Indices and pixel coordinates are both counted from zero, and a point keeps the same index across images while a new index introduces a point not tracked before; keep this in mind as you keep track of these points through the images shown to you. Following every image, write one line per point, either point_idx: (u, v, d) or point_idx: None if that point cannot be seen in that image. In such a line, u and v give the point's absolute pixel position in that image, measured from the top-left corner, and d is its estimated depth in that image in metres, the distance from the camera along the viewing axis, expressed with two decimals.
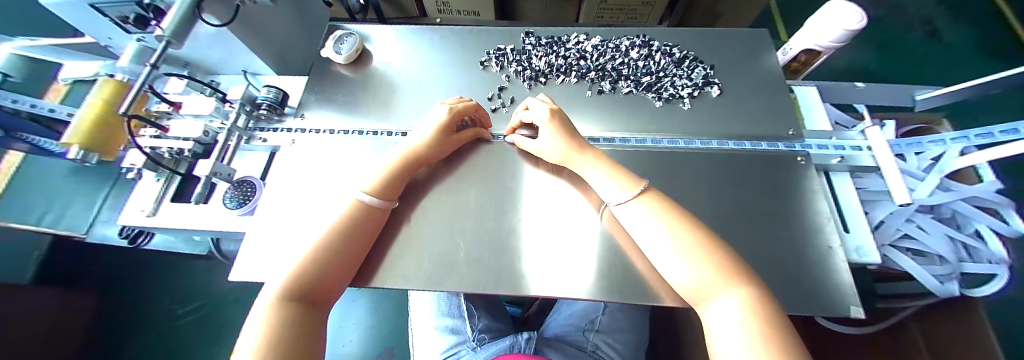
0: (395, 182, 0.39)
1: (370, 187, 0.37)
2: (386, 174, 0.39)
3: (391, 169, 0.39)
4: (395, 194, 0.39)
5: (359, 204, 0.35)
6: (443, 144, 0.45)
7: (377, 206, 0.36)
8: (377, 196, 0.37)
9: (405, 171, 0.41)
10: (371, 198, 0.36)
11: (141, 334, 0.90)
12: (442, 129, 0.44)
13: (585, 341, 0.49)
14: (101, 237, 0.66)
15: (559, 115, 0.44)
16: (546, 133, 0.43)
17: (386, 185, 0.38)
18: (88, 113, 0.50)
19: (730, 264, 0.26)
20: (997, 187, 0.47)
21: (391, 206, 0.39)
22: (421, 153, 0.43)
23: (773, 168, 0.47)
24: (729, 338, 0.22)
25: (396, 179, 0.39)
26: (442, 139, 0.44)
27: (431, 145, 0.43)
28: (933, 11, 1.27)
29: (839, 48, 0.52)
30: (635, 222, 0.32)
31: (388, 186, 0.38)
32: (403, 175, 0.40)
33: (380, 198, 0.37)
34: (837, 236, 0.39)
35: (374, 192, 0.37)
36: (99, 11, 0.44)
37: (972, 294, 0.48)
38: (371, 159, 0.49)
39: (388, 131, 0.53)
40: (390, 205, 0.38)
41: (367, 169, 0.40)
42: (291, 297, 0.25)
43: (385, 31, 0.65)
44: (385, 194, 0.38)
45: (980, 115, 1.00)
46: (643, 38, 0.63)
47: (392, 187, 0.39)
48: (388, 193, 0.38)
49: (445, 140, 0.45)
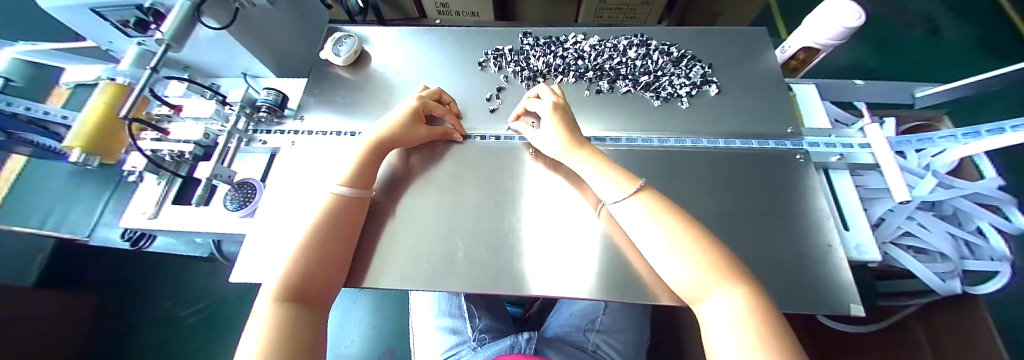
0: (365, 171, 0.39)
1: (343, 179, 0.37)
2: (357, 166, 0.39)
3: (360, 158, 0.40)
4: (371, 183, 0.40)
5: (336, 197, 0.35)
6: (414, 133, 0.46)
7: (349, 195, 0.36)
8: (351, 186, 0.37)
9: (371, 158, 0.40)
10: (345, 188, 0.36)
11: (144, 336, 0.91)
12: (410, 115, 0.45)
13: (586, 341, 0.49)
14: (104, 239, 0.66)
15: (562, 110, 0.44)
16: (548, 125, 0.43)
17: (357, 174, 0.38)
18: (89, 117, 0.50)
19: (725, 263, 0.26)
20: (998, 184, 0.46)
21: (368, 195, 0.40)
22: (391, 138, 0.43)
23: (771, 166, 0.46)
24: (724, 338, 0.22)
25: (364, 169, 0.39)
26: (412, 126, 0.46)
27: (402, 131, 0.44)
28: (934, 8, 1.26)
29: (838, 45, 0.52)
30: (631, 220, 0.33)
31: (359, 174, 0.38)
32: (374, 161, 0.41)
33: (354, 187, 0.37)
34: (837, 234, 0.39)
35: (347, 183, 0.37)
36: (99, 15, 0.45)
37: (974, 291, 0.48)
38: (346, 154, 0.49)
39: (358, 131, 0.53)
40: (367, 193, 0.39)
41: (341, 164, 0.41)
42: (287, 298, 0.26)
43: (384, 32, 0.65)
44: (358, 182, 0.38)
45: (982, 112, 0.99)
46: (641, 38, 0.63)
47: (361, 175, 0.39)
48: (360, 183, 0.38)
49: (415, 128, 0.46)
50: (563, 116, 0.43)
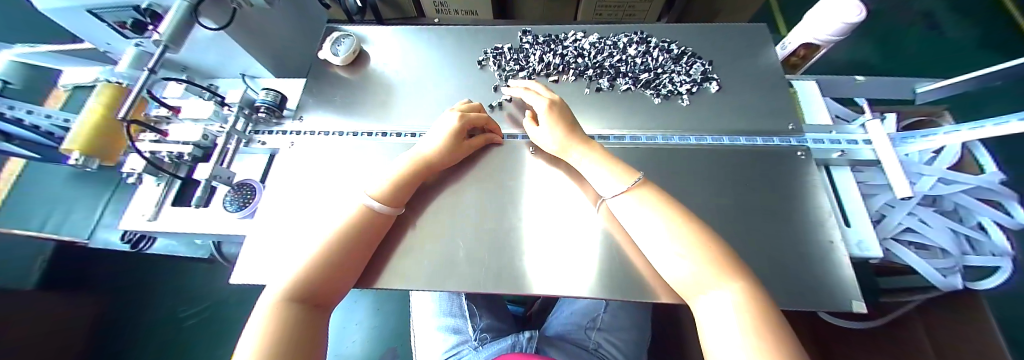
0: (404, 190, 0.39)
1: (377, 192, 0.37)
2: (396, 182, 0.38)
3: (402, 175, 0.39)
4: (402, 202, 0.39)
5: (366, 209, 0.35)
6: (453, 152, 0.45)
7: (383, 212, 0.36)
8: (385, 203, 0.37)
9: (412, 180, 0.40)
10: (379, 204, 0.36)
11: (143, 337, 0.91)
12: (454, 135, 0.44)
13: (587, 339, 0.50)
14: (104, 242, 0.66)
15: (558, 106, 0.44)
16: (544, 122, 0.43)
17: (394, 191, 0.38)
18: (88, 118, 0.50)
19: (724, 260, 0.26)
20: (1001, 178, 0.46)
21: (398, 212, 0.39)
22: (431, 159, 0.43)
23: (774, 163, 0.46)
24: (724, 335, 0.21)
25: (400, 188, 0.39)
26: (453, 147, 0.45)
27: (443, 151, 0.44)
28: (935, 5, 1.26)
29: (838, 41, 0.52)
30: (626, 213, 0.33)
31: (395, 192, 0.38)
32: (412, 181, 0.40)
33: (386, 203, 0.37)
34: (838, 230, 0.39)
35: (381, 198, 0.37)
36: (96, 17, 0.44)
37: (975, 286, 0.48)
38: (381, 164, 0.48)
39: (387, 132, 0.53)
40: (396, 211, 0.38)
41: (381, 173, 0.40)
42: (292, 298, 0.25)
43: (384, 32, 0.65)
44: (392, 200, 0.38)
45: (983, 108, 0.99)
46: (641, 35, 0.63)
47: (398, 195, 0.38)
48: (395, 201, 0.38)
49: (457, 146, 0.45)
50: (558, 113, 0.43)
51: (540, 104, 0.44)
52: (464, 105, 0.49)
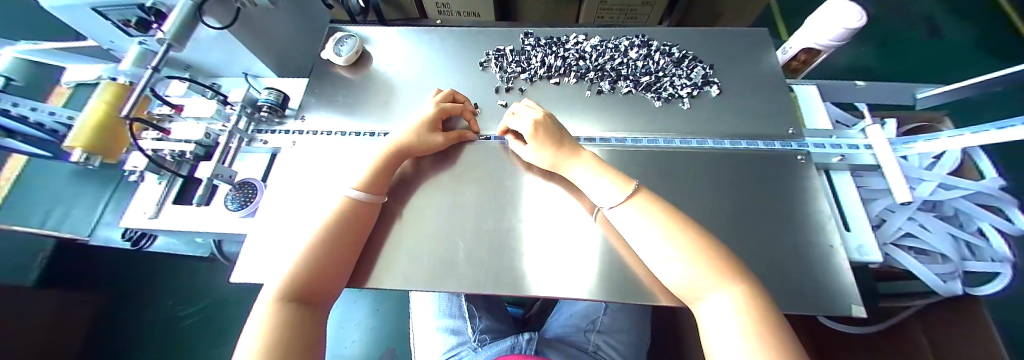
0: (381, 177, 0.40)
1: (358, 183, 0.37)
2: (373, 170, 0.39)
3: (378, 163, 0.40)
4: (384, 190, 0.40)
5: (349, 201, 0.35)
6: (431, 139, 0.46)
7: (366, 201, 0.37)
8: (365, 191, 0.37)
9: (388, 164, 0.41)
10: (359, 193, 0.36)
11: (143, 336, 0.90)
12: (425, 123, 0.46)
13: (586, 341, 0.50)
14: (104, 239, 0.67)
15: (543, 125, 0.42)
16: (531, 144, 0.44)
17: (371, 179, 0.38)
18: (90, 116, 0.50)
19: (723, 264, 0.26)
20: (1000, 184, 0.46)
21: (382, 200, 0.39)
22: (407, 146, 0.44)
23: (773, 167, 0.47)
24: (726, 338, 0.21)
25: (381, 175, 0.40)
26: (427, 133, 0.46)
27: (415, 139, 0.44)
28: (936, 10, 1.26)
29: (839, 46, 0.52)
30: (626, 223, 0.33)
31: (374, 179, 0.39)
32: (387, 168, 0.41)
33: (368, 192, 0.37)
34: (838, 235, 0.39)
35: (362, 187, 0.37)
36: (100, 14, 0.45)
37: (975, 292, 0.48)
38: (364, 156, 0.49)
39: (381, 132, 0.53)
40: (380, 198, 0.39)
41: (358, 166, 0.41)
42: (291, 298, 0.26)
43: (386, 33, 0.65)
44: (373, 187, 0.38)
45: (983, 114, 0.99)
46: (642, 38, 0.63)
47: (377, 182, 0.39)
48: (376, 188, 0.39)
49: (430, 134, 0.46)
50: (545, 135, 0.42)
51: (526, 128, 0.43)
52: (437, 93, 0.51)
